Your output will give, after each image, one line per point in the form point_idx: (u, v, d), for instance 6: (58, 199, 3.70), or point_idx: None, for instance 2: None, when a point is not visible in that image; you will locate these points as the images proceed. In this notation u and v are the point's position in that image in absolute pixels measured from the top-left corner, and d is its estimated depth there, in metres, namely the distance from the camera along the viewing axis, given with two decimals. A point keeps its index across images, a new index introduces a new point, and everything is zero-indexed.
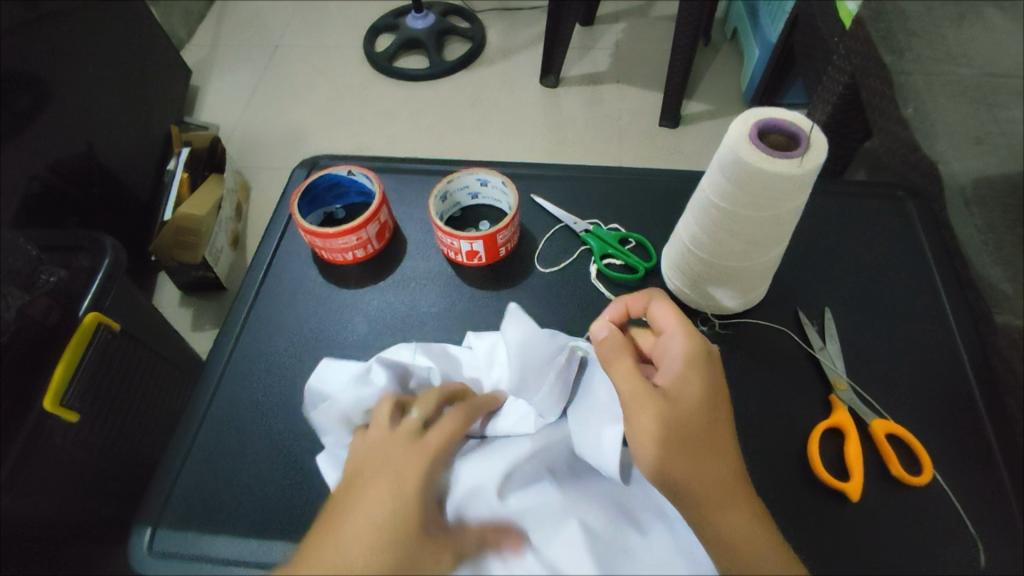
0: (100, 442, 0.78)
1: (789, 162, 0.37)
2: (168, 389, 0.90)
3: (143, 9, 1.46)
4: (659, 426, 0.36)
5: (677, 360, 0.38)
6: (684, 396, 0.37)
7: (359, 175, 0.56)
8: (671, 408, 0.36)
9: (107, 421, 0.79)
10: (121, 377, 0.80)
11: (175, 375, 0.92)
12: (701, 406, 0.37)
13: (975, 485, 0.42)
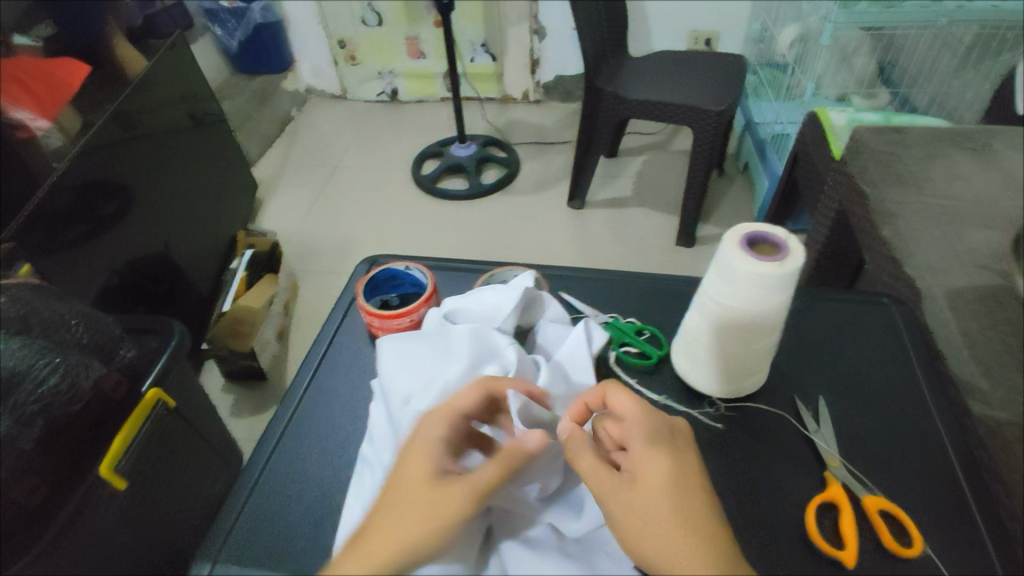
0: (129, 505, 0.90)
1: (771, 265, 0.46)
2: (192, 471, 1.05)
3: (222, 134, 1.71)
4: (626, 507, 0.42)
5: (635, 438, 0.45)
6: (649, 475, 0.43)
7: (414, 270, 0.66)
8: (633, 485, 0.43)
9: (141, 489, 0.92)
10: (161, 449, 0.95)
11: (204, 450, 1.07)
12: (662, 475, 0.42)
13: (967, 562, 0.46)
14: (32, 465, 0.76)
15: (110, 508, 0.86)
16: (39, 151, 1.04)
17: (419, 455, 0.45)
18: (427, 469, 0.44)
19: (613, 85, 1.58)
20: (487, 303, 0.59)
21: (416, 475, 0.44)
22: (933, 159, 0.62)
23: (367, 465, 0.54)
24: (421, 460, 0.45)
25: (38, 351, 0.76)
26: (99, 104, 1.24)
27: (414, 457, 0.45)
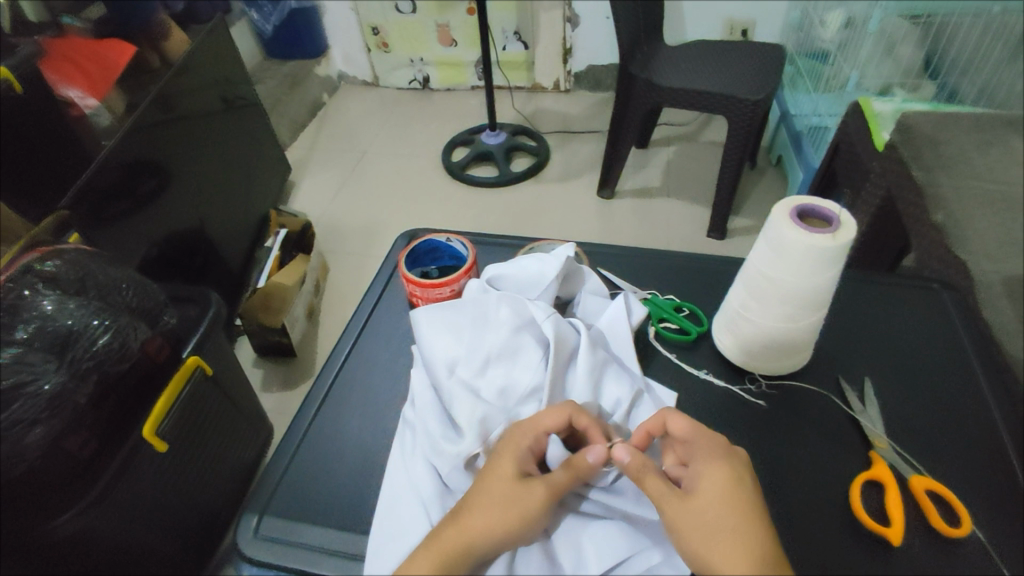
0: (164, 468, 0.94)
1: (824, 238, 0.45)
2: (222, 439, 1.08)
3: (256, 115, 1.74)
4: (692, 521, 0.41)
5: (700, 456, 0.45)
6: (717, 495, 0.42)
7: (455, 242, 0.66)
8: (699, 502, 0.42)
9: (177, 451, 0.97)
10: (195, 413, 0.99)
11: (234, 418, 1.11)
12: (730, 491, 0.42)
13: (1016, 546, 0.45)
14: (82, 421, 0.79)
15: (151, 469, 0.91)
16: (91, 129, 1.15)
17: (501, 461, 0.47)
18: (502, 483, 0.45)
19: (647, 72, 1.56)
20: (528, 271, 0.60)
21: (494, 487, 0.45)
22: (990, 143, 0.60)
23: (410, 428, 0.55)
24: (497, 471, 0.46)
25: (92, 310, 0.79)
26: (141, 89, 1.32)
27: (497, 463, 0.47)
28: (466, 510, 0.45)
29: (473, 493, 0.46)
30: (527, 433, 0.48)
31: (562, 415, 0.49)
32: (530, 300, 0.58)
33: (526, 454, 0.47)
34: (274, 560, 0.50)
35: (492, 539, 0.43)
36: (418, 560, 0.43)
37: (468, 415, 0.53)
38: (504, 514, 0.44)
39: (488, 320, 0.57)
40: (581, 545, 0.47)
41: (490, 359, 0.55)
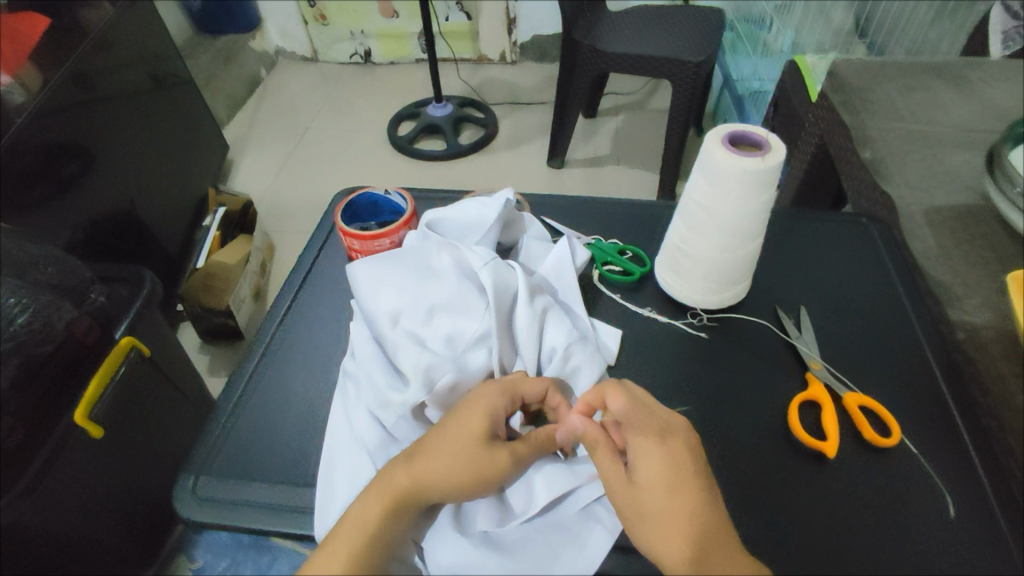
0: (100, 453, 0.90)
1: (754, 160, 0.46)
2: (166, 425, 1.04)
3: (188, 91, 1.65)
4: (651, 514, 0.40)
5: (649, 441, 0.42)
6: (662, 480, 0.41)
7: (394, 194, 0.64)
8: (645, 491, 0.41)
9: (115, 437, 0.93)
10: (133, 397, 0.95)
11: (178, 403, 1.07)
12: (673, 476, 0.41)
13: (941, 453, 0.47)
14: (6, 405, 0.75)
15: (86, 454, 0.87)
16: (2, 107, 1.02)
17: (473, 415, 0.45)
18: (466, 438, 0.44)
19: (590, 38, 1.55)
20: (469, 215, 0.59)
21: (456, 441, 0.44)
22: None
23: (353, 380, 0.53)
24: (465, 424, 0.44)
25: (9, 290, 0.77)
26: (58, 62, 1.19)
27: (467, 415, 0.45)
28: (421, 459, 0.43)
29: (428, 444, 0.44)
30: (507, 393, 0.46)
31: (542, 390, 0.48)
32: (468, 244, 0.57)
33: (500, 415, 0.46)
34: (215, 520, 0.48)
35: (441, 493, 0.43)
36: (369, 503, 0.42)
37: (413, 364, 0.51)
38: (460, 470, 0.43)
39: (432, 268, 0.56)
40: (530, 479, 0.46)
41: (434, 307, 0.54)
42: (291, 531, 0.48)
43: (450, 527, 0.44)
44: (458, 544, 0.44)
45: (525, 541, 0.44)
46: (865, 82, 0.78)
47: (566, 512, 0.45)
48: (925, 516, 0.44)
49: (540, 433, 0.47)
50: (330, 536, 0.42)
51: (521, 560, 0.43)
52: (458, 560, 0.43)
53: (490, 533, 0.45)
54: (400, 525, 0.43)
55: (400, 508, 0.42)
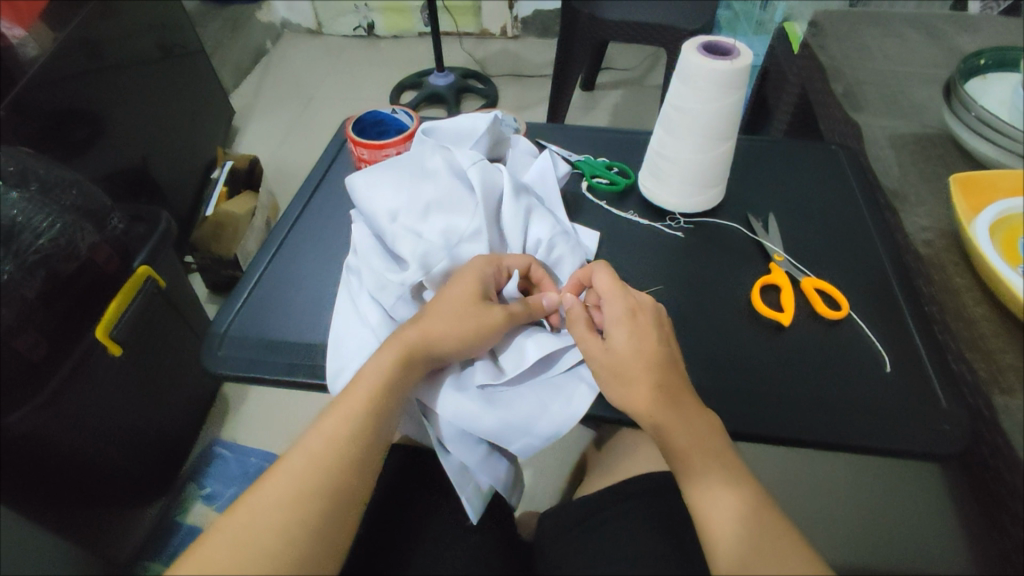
0: (117, 371, 0.95)
1: (725, 63, 0.51)
2: (180, 357, 1.10)
3: (197, 53, 1.69)
4: (631, 388, 0.45)
5: (626, 331, 0.47)
6: (635, 355, 0.46)
7: (400, 113, 0.71)
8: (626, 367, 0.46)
9: (131, 360, 0.97)
10: (148, 324, 1.00)
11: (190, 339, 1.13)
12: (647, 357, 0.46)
13: (886, 324, 0.53)
14: (33, 317, 0.79)
15: (105, 371, 0.92)
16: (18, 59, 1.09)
17: (465, 279, 0.51)
18: (461, 296, 0.50)
19: (589, 6, 1.59)
20: (462, 125, 0.65)
21: (451, 299, 0.50)
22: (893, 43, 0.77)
23: (354, 272, 0.57)
24: (458, 286, 0.51)
25: (41, 208, 0.82)
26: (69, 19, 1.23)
27: (461, 281, 0.51)
28: (425, 319, 0.49)
29: (430, 307, 0.50)
30: (493, 263, 0.53)
31: (524, 262, 0.55)
32: (460, 149, 0.63)
33: (489, 281, 0.52)
34: (237, 373, 0.54)
35: (447, 346, 0.49)
36: (381, 356, 0.48)
37: (412, 251, 0.56)
38: (460, 322, 0.49)
39: (426, 170, 0.60)
40: (523, 345, 0.51)
41: (429, 204, 0.59)
42: (305, 382, 0.54)
43: (454, 385, 0.51)
44: (458, 400, 0.50)
45: (519, 395, 0.50)
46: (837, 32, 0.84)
47: (555, 371, 0.51)
48: (867, 369, 0.50)
49: (529, 300, 0.53)
50: (348, 391, 0.48)
51: (514, 410, 0.50)
52: (463, 413, 0.49)
53: (486, 389, 0.50)
54: (410, 375, 0.48)
55: (410, 359, 0.48)
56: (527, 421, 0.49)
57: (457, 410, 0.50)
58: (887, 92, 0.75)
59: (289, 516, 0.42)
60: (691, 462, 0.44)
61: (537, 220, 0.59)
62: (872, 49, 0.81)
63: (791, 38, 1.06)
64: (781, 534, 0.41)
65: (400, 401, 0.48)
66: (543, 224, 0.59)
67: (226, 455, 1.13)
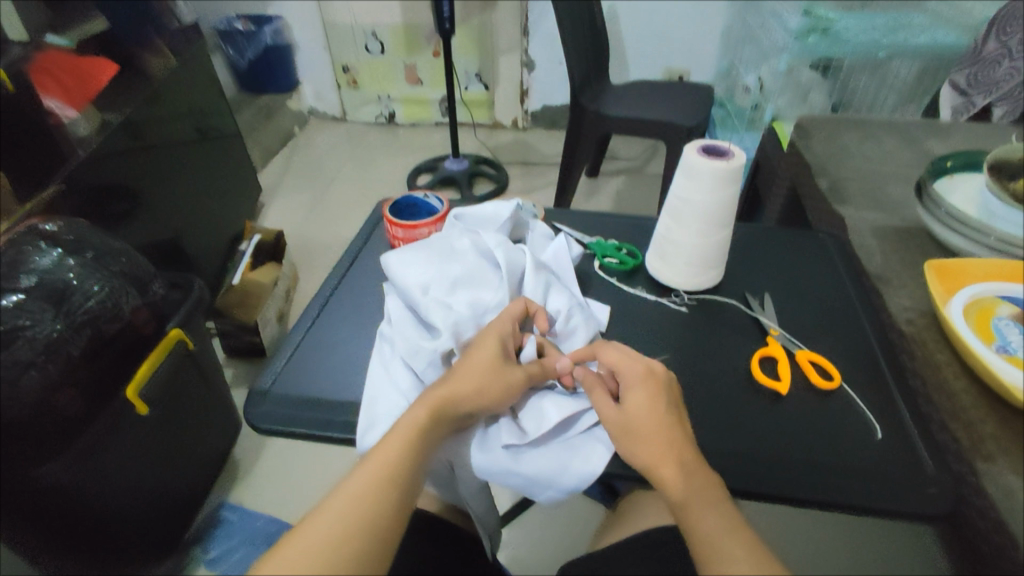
0: (141, 431, 0.98)
1: (722, 162, 0.59)
2: (198, 420, 1.13)
3: (233, 137, 1.84)
4: (644, 448, 0.50)
5: (639, 397, 0.51)
6: (648, 420, 0.50)
7: (431, 198, 0.79)
8: (639, 430, 0.50)
9: (156, 421, 1.01)
10: (173, 387, 1.04)
11: (209, 403, 1.16)
12: (659, 422, 0.50)
13: (875, 393, 0.58)
14: (72, 375, 0.84)
15: (130, 430, 0.95)
16: (67, 136, 1.20)
17: (487, 344, 0.56)
18: (483, 359, 0.55)
19: (595, 104, 1.75)
20: (486, 211, 0.73)
21: (475, 362, 0.55)
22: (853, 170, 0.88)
23: (389, 341, 0.62)
24: (481, 351, 0.56)
25: (93, 273, 0.89)
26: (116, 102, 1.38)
27: (483, 346, 0.56)
28: (452, 381, 0.54)
29: (456, 369, 0.55)
30: (512, 329, 0.59)
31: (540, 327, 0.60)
32: (485, 232, 0.70)
33: (508, 345, 0.58)
34: (277, 428, 0.58)
35: (472, 405, 0.54)
36: (414, 411, 0.52)
37: (443, 321, 0.61)
38: (484, 384, 0.54)
39: (455, 249, 0.67)
40: (541, 406, 0.56)
41: (457, 278, 0.64)
42: (339, 438, 0.58)
43: (479, 441, 0.55)
44: (485, 457, 0.54)
45: (537, 454, 0.54)
46: (819, 136, 0.95)
47: (573, 433, 0.55)
48: (859, 434, 0.54)
49: (544, 361, 0.58)
50: (382, 442, 0.52)
51: (536, 468, 0.53)
52: (487, 466, 0.54)
53: (510, 449, 0.54)
54: (439, 430, 0.53)
55: (439, 416, 0.53)
56: (550, 480, 0.53)
57: (484, 468, 0.54)
58: (867, 188, 0.84)
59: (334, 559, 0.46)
60: (693, 510, 0.47)
61: (552, 293, 0.65)
62: (850, 151, 0.92)
63: (780, 137, 1.17)
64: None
65: (430, 453, 0.52)
66: (557, 296, 0.65)
67: (230, 520, 1.16)
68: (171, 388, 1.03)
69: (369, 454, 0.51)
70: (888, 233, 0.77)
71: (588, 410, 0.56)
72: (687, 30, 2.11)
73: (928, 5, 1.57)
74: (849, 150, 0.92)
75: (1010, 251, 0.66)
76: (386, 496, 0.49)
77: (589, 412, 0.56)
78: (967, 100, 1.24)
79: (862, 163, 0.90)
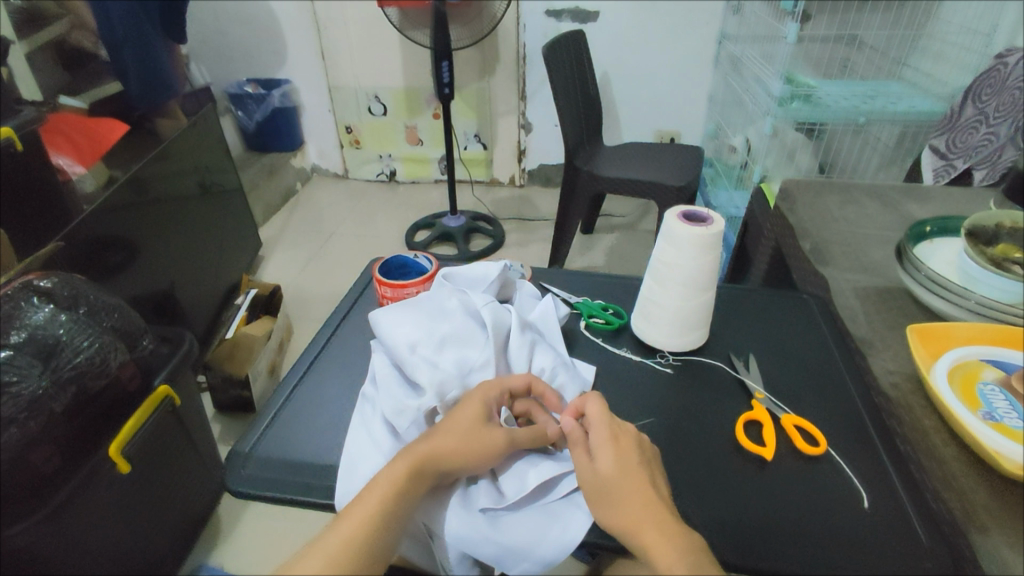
0: (119, 491, 0.95)
1: (701, 229, 0.61)
2: (179, 479, 1.10)
3: (234, 193, 1.89)
4: (624, 512, 0.49)
5: (609, 460, 0.51)
6: (620, 481, 0.50)
7: (421, 258, 0.81)
8: (615, 492, 0.50)
9: (135, 480, 0.99)
10: (156, 445, 1.03)
11: (191, 460, 1.14)
12: (635, 484, 0.50)
13: (862, 459, 0.57)
14: (51, 432, 0.83)
15: (108, 489, 0.93)
16: (74, 194, 1.25)
17: (472, 401, 0.56)
18: (467, 416, 0.55)
19: (588, 165, 1.80)
20: (476, 271, 0.74)
21: (458, 420, 0.55)
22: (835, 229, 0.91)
23: (373, 400, 0.62)
24: (465, 408, 0.56)
25: (85, 330, 0.88)
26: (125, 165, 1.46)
27: (468, 402, 0.56)
28: (435, 437, 0.54)
29: (440, 426, 0.55)
30: (499, 387, 0.59)
31: (527, 383, 0.60)
32: (474, 292, 0.71)
33: (493, 403, 0.57)
34: (255, 490, 0.57)
35: (454, 464, 0.53)
36: (396, 463, 0.52)
37: (429, 379, 0.61)
38: (466, 441, 0.54)
39: (444, 309, 0.67)
40: (520, 470, 0.55)
41: (445, 335, 0.65)
42: (318, 502, 0.56)
43: (458, 502, 0.54)
44: (462, 521, 0.53)
45: (515, 519, 0.53)
46: (801, 200, 0.98)
47: (552, 497, 0.54)
48: (847, 502, 0.53)
49: (537, 426, 0.57)
50: (360, 495, 0.51)
51: (514, 535, 0.52)
52: (462, 531, 0.52)
53: (488, 513, 0.53)
54: (418, 489, 0.52)
55: (420, 473, 0.52)
56: (528, 547, 0.52)
57: (460, 533, 0.52)
58: (849, 251, 0.86)
59: None
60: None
61: (541, 353, 0.66)
62: (832, 215, 0.94)
63: (766, 198, 1.20)
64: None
65: (408, 511, 0.51)
66: (545, 356, 0.65)
67: None
68: (154, 446, 1.02)
69: (345, 508, 0.51)
70: (871, 294, 0.78)
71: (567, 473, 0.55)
72: (676, 95, 2.20)
73: (904, 73, 1.64)
74: (831, 213, 0.94)
75: (989, 314, 0.66)
76: (358, 552, 0.48)
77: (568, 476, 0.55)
78: (946, 164, 1.27)
79: (845, 224, 0.92)
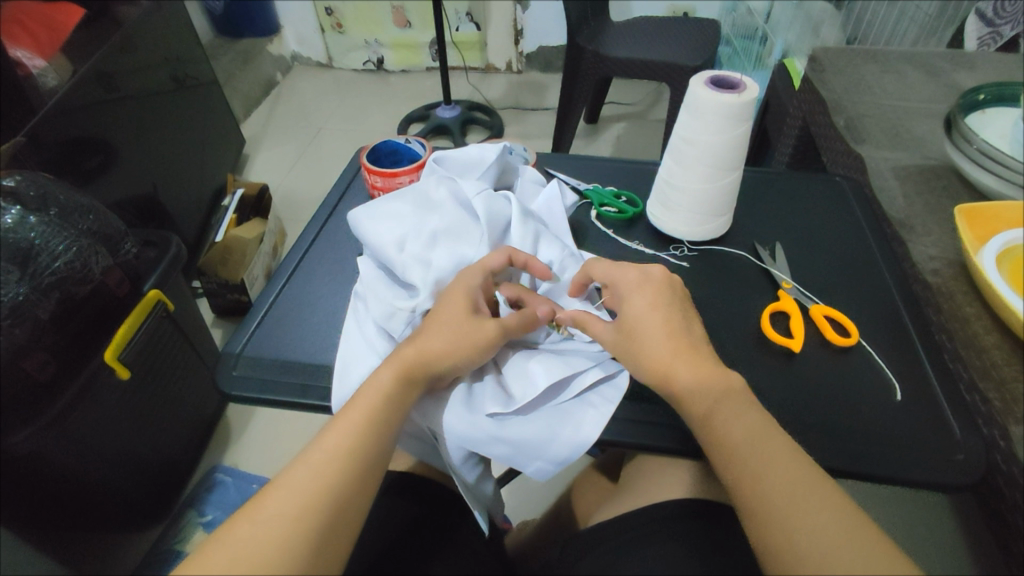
0: (122, 396, 0.94)
1: (732, 96, 0.53)
2: (183, 382, 1.10)
3: (211, 85, 1.74)
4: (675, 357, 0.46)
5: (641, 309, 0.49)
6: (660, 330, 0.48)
7: (413, 143, 0.72)
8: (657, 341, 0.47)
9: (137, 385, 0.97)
10: (155, 350, 1.01)
11: (193, 365, 1.12)
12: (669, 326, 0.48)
13: (895, 349, 0.53)
14: (42, 339, 0.80)
15: (110, 394, 0.92)
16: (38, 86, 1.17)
17: (454, 296, 0.52)
18: (450, 312, 0.51)
19: (593, 43, 1.64)
20: (471, 155, 0.66)
21: (442, 318, 0.50)
22: (873, 103, 0.81)
23: (362, 299, 0.57)
24: (445, 305, 0.51)
25: (59, 231, 0.82)
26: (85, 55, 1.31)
27: (449, 298, 0.52)
28: (422, 338, 0.50)
29: (426, 325, 0.51)
30: (478, 274, 0.53)
31: (501, 253, 0.55)
32: (467, 179, 0.63)
33: (477, 291, 0.52)
34: (247, 393, 0.54)
35: (447, 365, 0.49)
36: (382, 373, 0.48)
37: (421, 278, 0.56)
38: (452, 337, 0.49)
39: (432, 200, 0.60)
40: (527, 367, 0.51)
41: (436, 230, 0.58)
42: (315, 404, 0.53)
43: (460, 404, 0.51)
44: (468, 422, 0.50)
45: (524, 420, 0.50)
46: (835, 72, 0.87)
47: (564, 398, 0.51)
48: (879, 395, 0.50)
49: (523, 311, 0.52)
50: (349, 401, 0.47)
51: (525, 437, 0.49)
52: (467, 433, 0.50)
53: (495, 416, 0.50)
54: (411, 395, 0.48)
55: (410, 378, 0.48)
56: (540, 450, 0.50)
57: (467, 437, 0.50)
58: (889, 127, 0.77)
59: (284, 514, 0.41)
60: (716, 417, 0.45)
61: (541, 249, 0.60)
62: (869, 88, 0.84)
63: (792, 73, 1.08)
64: (813, 496, 0.41)
65: (402, 415, 0.48)
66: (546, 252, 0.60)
67: (225, 481, 1.12)
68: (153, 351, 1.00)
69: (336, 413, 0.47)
70: (910, 176, 0.70)
71: (580, 371, 0.51)
72: None
73: None
74: (870, 86, 0.84)
75: None
76: (357, 459, 0.45)
77: (584, 375, 0.51)
78: (993, 31, 1.14)
79: (885, 98, 0.82)
